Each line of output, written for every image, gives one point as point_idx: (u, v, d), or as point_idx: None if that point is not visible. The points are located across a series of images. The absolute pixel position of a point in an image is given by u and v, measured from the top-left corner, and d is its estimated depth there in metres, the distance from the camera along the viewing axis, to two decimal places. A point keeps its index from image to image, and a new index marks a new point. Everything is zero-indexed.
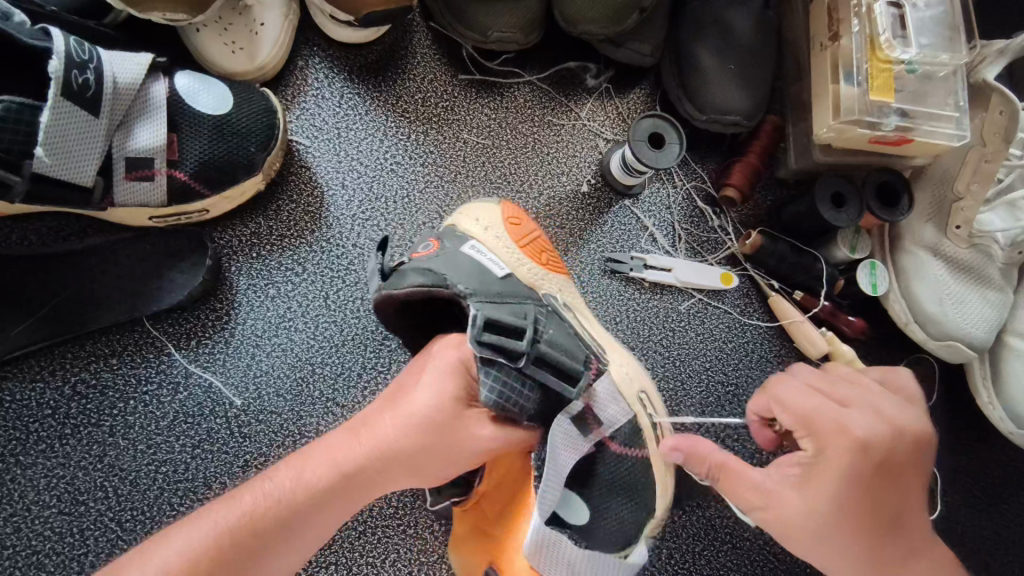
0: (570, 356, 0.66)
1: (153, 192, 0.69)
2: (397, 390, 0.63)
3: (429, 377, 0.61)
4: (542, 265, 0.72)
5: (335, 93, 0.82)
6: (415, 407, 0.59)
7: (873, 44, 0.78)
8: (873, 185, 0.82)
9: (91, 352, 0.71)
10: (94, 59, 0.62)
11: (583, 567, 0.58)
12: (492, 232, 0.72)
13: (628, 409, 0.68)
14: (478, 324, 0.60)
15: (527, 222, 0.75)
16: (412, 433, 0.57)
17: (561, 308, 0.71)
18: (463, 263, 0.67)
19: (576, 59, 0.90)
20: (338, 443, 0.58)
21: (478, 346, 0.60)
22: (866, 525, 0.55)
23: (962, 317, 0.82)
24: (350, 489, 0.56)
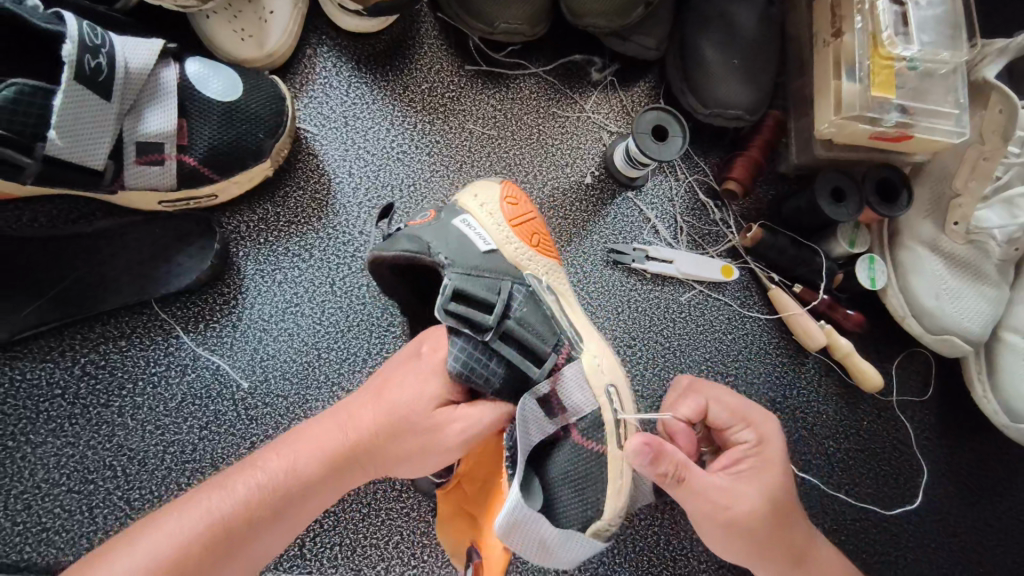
0: (538, 336, 0.66)
1: (163, 176, 0.70)
2: (379, 381, 0.65)
3: (416, 377, 0.63)
4: (532, 246, 0.71)
5: (343, 82, 0.83)
6: (397, 399, 0.61)
7: (875, 41, 0.79)
8: (873, 180, 0.83)
9: (100, 334, 0.72)
10: (106, 43, 0.63)
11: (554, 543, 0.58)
12: (486, 209, 0.72)
13: (594, 400, 0.65)
14: (447, 293, 0.63)
15: (527, 203, 0.75)
16: (393, 423, 0.60)
17: (544, 291, 0.70)
18: (449, 234, 0.68)
19: (581, 51, 0.91)
20: (322, 428, 0.60)
21: (444, 314, 0.63)
22: (780, 521, 0.62)
23: (958, 312, 0.84)
24: (336, 473, 0.58)
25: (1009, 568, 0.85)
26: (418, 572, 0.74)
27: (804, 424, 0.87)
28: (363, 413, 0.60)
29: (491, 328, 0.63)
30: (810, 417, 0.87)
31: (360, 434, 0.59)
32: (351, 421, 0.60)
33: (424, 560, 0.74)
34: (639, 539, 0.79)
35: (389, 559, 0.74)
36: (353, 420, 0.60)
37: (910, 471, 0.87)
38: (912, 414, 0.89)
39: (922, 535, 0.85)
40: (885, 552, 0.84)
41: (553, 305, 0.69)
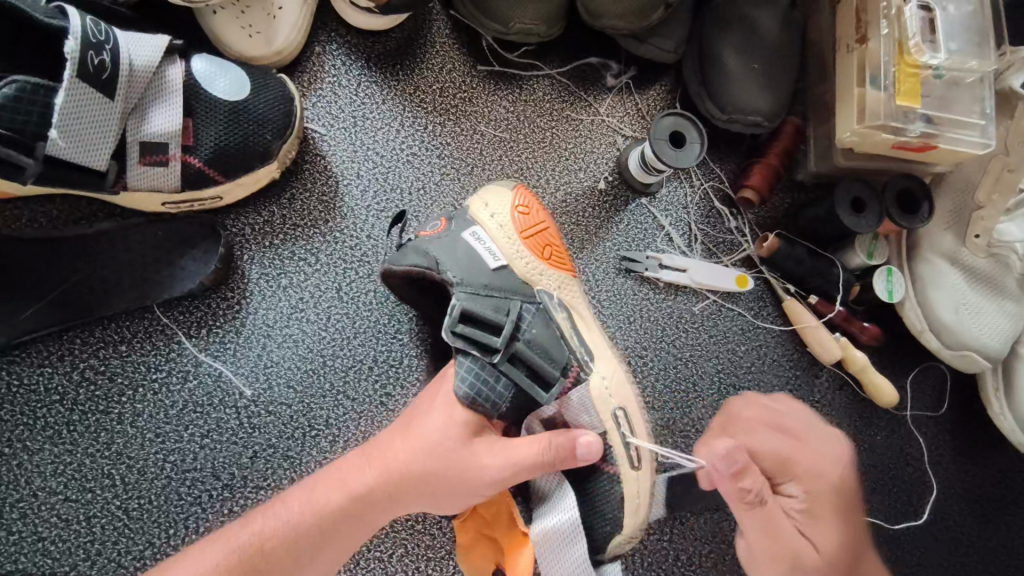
0: (548, 360, 0.65)
1: (167, 178, 0.67)
2: (415, 407, 0.64)
3: (443, 402, 0.61)
4: (543, 260, 0.70)
5: (352, 81, 0.81)
6: (429, 435, 0.59)
7: (902, 49, 0.77)
8: (894, 191, 0.81)
9: (100, 338, 0.71)
10: (110, 40, 0.61)
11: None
12: (497, 219, 0.70)
13: (600, 423, 0.65)
14: (454, 315, 0.63)
15: (540, 211, 0.73)
16: (427, 464, 0.58)
17: (554, 307, 0.69)
18: (457, 251, 0.67)
19: (597, 52, 0.88)
20: (352, 468, 0.59)
21: (452, 335, 0.63)
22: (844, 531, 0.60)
23: (977, 327, 0.82)
24: (371, 511, 0.58)
25: None
26: None
27: None
28: (395, 451, 0.59)
29: (500, 351, 0.63)
30: None
31: (394, 476, 0.58)
32: (385, 462, 0.59)
33: (427, 574, 0.73)
34: (646, 555, 0.78)
35: (392, 572, 0.72)
36: (389, 461, 0.59)
37: (923, 489, 0.85)
38: (926, 430, 0.87)
39: (934, 555, 0.84)
40: (895, 570, 0.83)
41: (564, 323, 0.68)
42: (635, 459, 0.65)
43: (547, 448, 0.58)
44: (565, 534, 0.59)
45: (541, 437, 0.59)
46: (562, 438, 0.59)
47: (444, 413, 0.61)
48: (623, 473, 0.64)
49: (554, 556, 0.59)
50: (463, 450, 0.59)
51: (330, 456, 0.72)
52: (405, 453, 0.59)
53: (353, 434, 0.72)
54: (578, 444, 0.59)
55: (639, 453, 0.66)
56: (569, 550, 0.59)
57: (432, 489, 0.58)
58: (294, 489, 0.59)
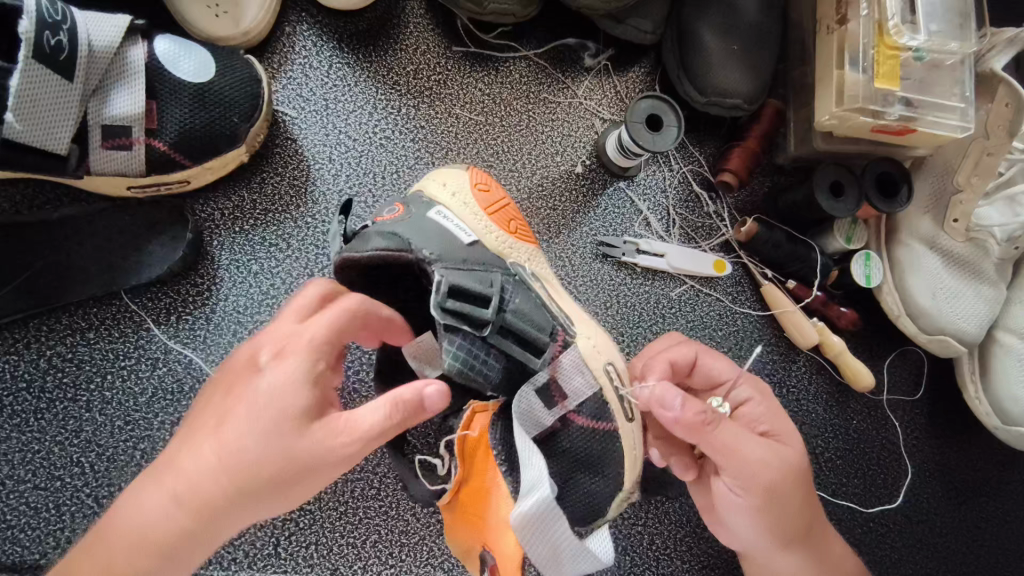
0: (535, 326, 0.64)
1: (131, 162, 0.66)
2: (230, 390, 0.49)
3: (283, 363, 0.49)
4: (510, 233, 0.71)
5: (324, 62, 0.79)
6: (268, 403, 0.48)
7: (881, 30, 0.75)
8: (873, 174, 0.81)
9: (68, 325, 0.70)
10: (68, 20, 0.60)
11: (569, 555, 0.54)
12: (459, 198, 0.71)
13: (595, 382, 0.64)
14: (442, 290, 0.59)
15: (496, 188, 0.75)
16: (238, 471, 0.46)
17: (529, 277, 0.69)
18: (428, 228, 0.66)
19: (574, 34, 0.87)
20: (155, 501, 0.46)
21: (440, 313, 0.59)
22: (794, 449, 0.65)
23: (954, 312, 0.82)
24: (186, 539, 0.46)
25: (993, 569, 0.85)
26: (395, 571, 0.73)
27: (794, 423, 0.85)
28: (193, 470, 0.46)
29: (488, 323, 0.61)
30: (800, 416, 0.85)
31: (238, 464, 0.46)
32: (181, 486, 0.46)
33: (401, 560, 0.73)
34: (621, 538, 0.78)
35: (366, 557, 0.72)
36: (185, 486, 0.46)
37: (896, 472, 0.86)
38: (903, 414, 0.88)
39: (907, 538, 0.84)
40: (870, 553, 0.83)
41: (540, 291, 0.69)
42: (632, 411, 0.64)
43: (389, 405, 0.49)
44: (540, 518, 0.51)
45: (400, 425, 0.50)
46: (322, 327, 0.52)
47: (254, 376, 0.49)
48: (622, 427, 0.63)
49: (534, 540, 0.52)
50: (264, 450, 0.47)
51: None
52: (206, 471, 0.46)
53: None
54: (424, 395, 0.50)
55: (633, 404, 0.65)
56: (549, 531, 0.52)
57: (248, 494, 0.46)
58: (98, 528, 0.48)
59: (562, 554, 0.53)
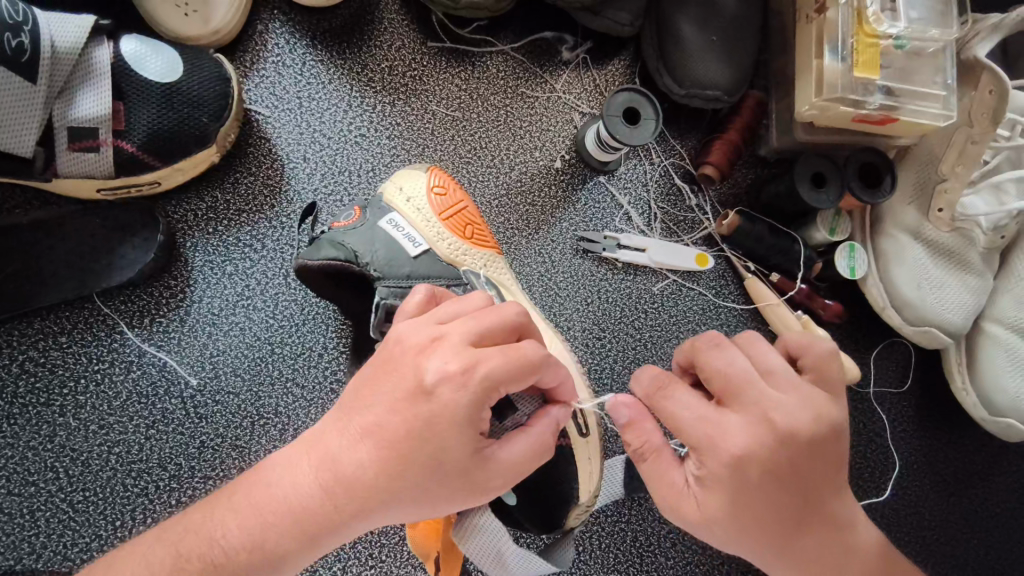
0: None
1: (99, 163, 0.65)
2: (380, 377, 0.51)
3: (439, 354, 0.49)
4: (465, 239, 0.70)
5: (297, 60, 0.79)
6: (385, 422, 0.49)
7: (860, 18, 0.75)
8: (856, 163, 0.79)
9: (39, 329, 0.69)
10: (29, 21, 0.59)
11: (514, 563, 0.59)
12: (413, 204, 0.70)
13: None
14: (379, 314, 0.62)
15: (456, 190, 0.73)
16: (382, 459, 0.49)
17: (482, 284, 0.70)
18: (376, 239, 0.67)
19: (552, 27, 0.86)
20: (310, 471, 0.50)
21: (378, 333, 0.63)
22: (781, 487, 0.54)
23: (939, 303, 0.81)
24: (331, 519, 0.49)
25: (983, 561, 0.84)
26: (376, 571, 0.72)
27: None
28: (340, 450, 0.49)
29: None
30: None
31: (338, 473, 0.49)
32: (324, 460, 0.50)
33: (382, 560, 0.73)
34: (604, 536, 0.78)
35: (346, 559, 0.72)
36: (331, 461, 0.49)
37: (883, 466, 0.85)
38: (890, 406, 0.87)
39: (895, 531, 0.84)
40: None
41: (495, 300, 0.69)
42: (583, 426, 0.67)
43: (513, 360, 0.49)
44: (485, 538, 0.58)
45: (529, 435, 0.53)
46: (489, 319, 0.51)
47: (415, 359, 0.50)
48: (574, 440, 0.66)
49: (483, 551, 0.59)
50: (402, 430, 0.49)
51: (278, 444, 0.70)
52: (364, 459, 0.49)
53: (303, 421, 0.71)
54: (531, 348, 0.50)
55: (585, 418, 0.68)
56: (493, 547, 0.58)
57: (418, 482, 0.49)
58: (224, 491, 0.52)
59: (508, 560, 0.58)
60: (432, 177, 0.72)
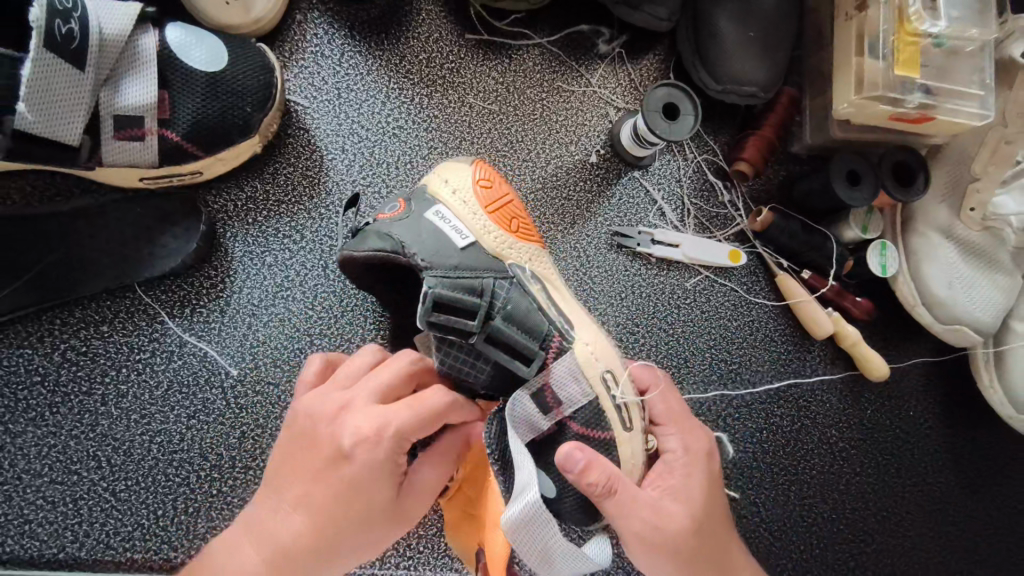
0: (525, 333, 0.65)
1: (144, 152, 0.65)
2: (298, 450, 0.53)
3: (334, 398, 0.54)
4: (511, 233, 0.69)
5: (335, 51, 0.78)
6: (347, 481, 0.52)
7: (902, 16, 0.75)
8: (890, 163, 0.80)
9: (81, 318, 0.69)
10: (78, 7, 0.59)
11: (562, 553, 0.56)
12: (458, 196, 0.69)
13: (590, 391, 0.65)
14: (427, 303, 0.61)
15: (501, 183, 0.73)
16: (314, 519, 0.52)
17: (528, 279, 0.69)
18: (423, 231, 0.66)
19: (588, 21, 0.86)
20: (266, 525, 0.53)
21: (427, 324, 0.62)
22: None
23: (970, 301, 0.82)
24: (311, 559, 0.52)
25: (1005, 556, 0.86)
26: (414, 562, 0.73)
27: (808, 413, 0.85)
28: (276, 524, 0.52)
29: (475, 334, 0.63)
30: (814, 406, 0.85)
31: (307, 526, 0.52)
32: (263, 537, 0.52)
33: (419, 551, 0.73)
34: None
35: (384, 550, 0.72)
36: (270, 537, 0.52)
37: (910, 462, 0.86)
38: (917, 404, 0.87)
39: (919, 525, 0.85)
40: (880, 541, 0.84)
41: (539, 295, 0.68)
42: (628, 420, 0.65)
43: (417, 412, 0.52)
44: (528, 525, 0.54)
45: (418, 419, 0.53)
46: (386, 378, 0.55)
47: (330, 426, 0.53)
48: (620, 438, 0.65)
49: (525, 540, 0.55)
50: (327, 496, 0.51)
51: None
52: (294, 523, 0.52)
53: None
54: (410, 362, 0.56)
55: (631, 414, 0.66)
56: (539, 535, 0.55)
57: (341, 528, 0.52)
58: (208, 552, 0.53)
59: (554, 554, 0.55)
60: (467, 164, 0.73)
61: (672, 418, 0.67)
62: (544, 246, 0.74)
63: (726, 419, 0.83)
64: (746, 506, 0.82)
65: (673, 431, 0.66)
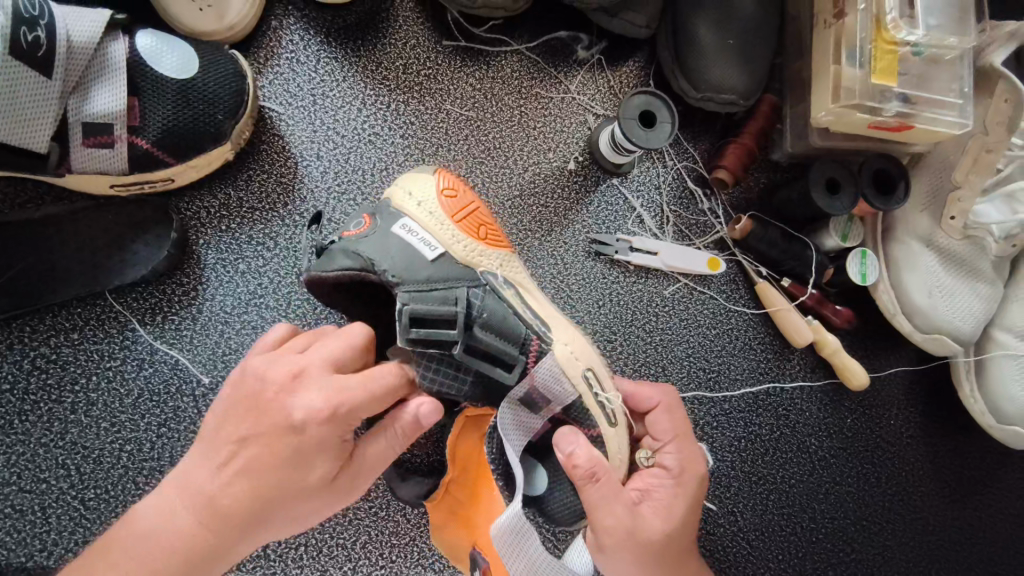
0: (505, 338, 0.65)
1: (113, 160, 0.65)
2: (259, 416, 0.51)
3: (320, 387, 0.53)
4: (480, 240, 0.69)
5: (311, 57, 0.78)
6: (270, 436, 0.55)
7: (880, 24, 0.74)
8: (870, 171, 0.79)
9: (51, 326, 0.69)
10: (45, 15, 0.58)
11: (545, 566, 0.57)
12: (425, 207, 0.68)
13: (573, 391, 0.65)
14: (404, 322, 0.59)
15: (465, 192, 0.72)
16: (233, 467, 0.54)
17: (501, 285, 0.68)
18: (392, 245, 0.64)
19: (567, 28, 0.85)
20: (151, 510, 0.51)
21: (409, 343, 0.60)
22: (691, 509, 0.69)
23: (950, 311, 0.81)
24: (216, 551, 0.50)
25: (984, 566, 0.85)
26: (386, 571, 0.72)
27: (787, 422, 0.85)
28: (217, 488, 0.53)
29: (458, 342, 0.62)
30: (794, 415, 0.85)
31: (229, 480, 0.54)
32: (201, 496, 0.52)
33: (392, 561, 0.73)
34: None
35: (356, 559, 0.72)
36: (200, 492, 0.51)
37: (890, 472, 0.86)
38: (897, 413, 0.87)
39: (898, 535, 0.85)
40: (859, 550, 0.84)
41: (513, 299, 0.68)
42: (612, 415, 0.66)
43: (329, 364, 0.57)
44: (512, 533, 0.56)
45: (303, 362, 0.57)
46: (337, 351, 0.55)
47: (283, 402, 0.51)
48: (605, 434, 0.66)
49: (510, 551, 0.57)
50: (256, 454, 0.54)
51: None
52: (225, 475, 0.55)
53: None
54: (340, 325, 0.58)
55: (615, 408, 0.67)
56: (524, 544, 0.57)
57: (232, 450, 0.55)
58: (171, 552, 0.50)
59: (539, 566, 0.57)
60: (437, 175, 0.72)
61: (673, 434, 0.66)
62: (512, 250, 0.73)
63: (704, 427, 0.82)
64: (723, 516, 0.81)
65: (673, 448, 0.65)
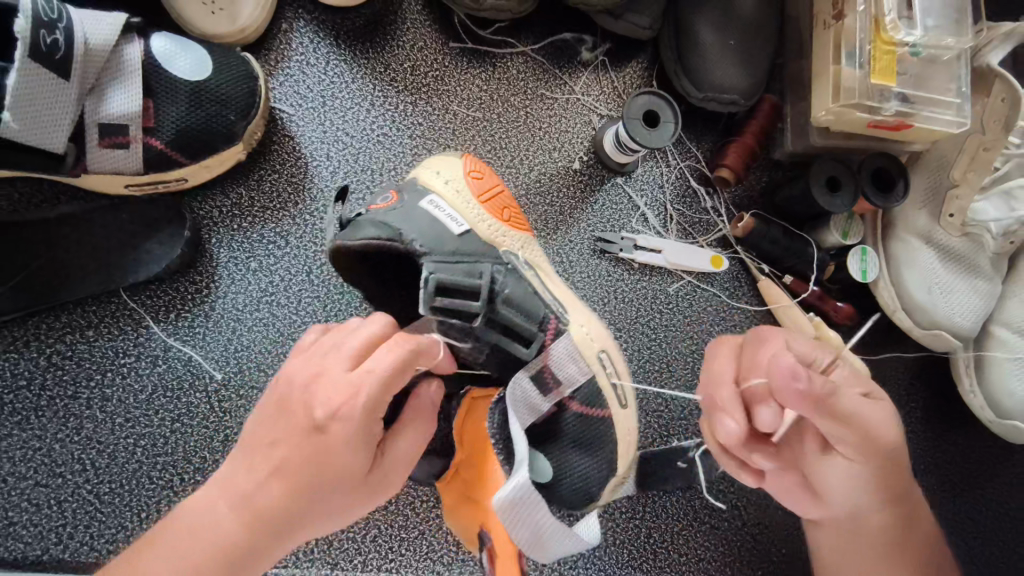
0: (525, 316, 0.66)
1: (128, 159, 0.66)
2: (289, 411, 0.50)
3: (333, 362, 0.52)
4: (503, 222, 0.71)
5: (321, 59, 0.79)
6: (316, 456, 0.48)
7: (878, 26, 0.76)
8: (869, 170, 0.81)
9: (67, 323, 0.70)
10: (63, 18, 0.59)
11: (554, 534, 0.55)
12: (452, 186, 0.70)
13: (588, 369, 0.66)
14: (429, 289, 0.61)
15: (491, 176, 0.74)
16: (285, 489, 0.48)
17: (522, 265, 0.70)
18: (419, 219, 0.66)
19: (572, 30, 0.87)
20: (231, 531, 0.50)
21: (430, 310, 0.61)
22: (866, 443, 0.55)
23: (950, 307, 0.82)
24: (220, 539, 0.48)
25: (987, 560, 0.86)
26: (395, 565, 0.73)
27: None
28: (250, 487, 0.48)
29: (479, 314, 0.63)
30: None
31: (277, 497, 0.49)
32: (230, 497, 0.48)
33: (401, 554, 0.74)
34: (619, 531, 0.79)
35: (366, 552, 0.73)
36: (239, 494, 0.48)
37: None
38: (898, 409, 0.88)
39: None
40: None
41: (533, 279, 0.69)
42: (622, 397, 0.67)
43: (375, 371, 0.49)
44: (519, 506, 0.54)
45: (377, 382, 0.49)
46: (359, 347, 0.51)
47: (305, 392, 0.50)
48: (614, 414, 0.66)
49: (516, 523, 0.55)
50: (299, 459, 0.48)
51: None
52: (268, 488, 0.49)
53: None
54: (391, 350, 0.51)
55: (625, 391, 0.68)
56: (530, 516, 0.54)
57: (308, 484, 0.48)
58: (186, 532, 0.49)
59: (546, 538, 0.55)
60: (469, 160, 0.74)
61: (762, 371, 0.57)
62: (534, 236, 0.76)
63: None
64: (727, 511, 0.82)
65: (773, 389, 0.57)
